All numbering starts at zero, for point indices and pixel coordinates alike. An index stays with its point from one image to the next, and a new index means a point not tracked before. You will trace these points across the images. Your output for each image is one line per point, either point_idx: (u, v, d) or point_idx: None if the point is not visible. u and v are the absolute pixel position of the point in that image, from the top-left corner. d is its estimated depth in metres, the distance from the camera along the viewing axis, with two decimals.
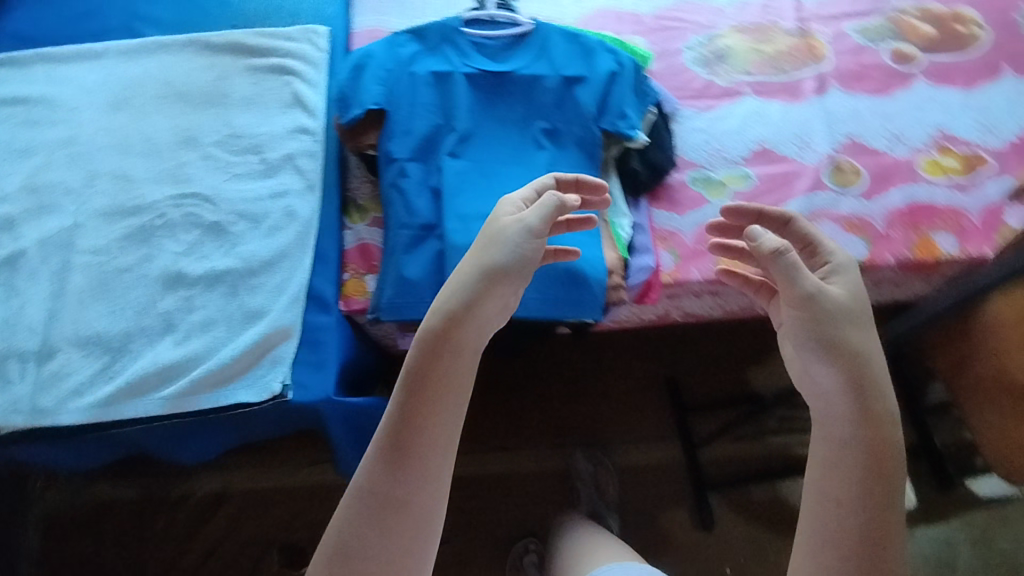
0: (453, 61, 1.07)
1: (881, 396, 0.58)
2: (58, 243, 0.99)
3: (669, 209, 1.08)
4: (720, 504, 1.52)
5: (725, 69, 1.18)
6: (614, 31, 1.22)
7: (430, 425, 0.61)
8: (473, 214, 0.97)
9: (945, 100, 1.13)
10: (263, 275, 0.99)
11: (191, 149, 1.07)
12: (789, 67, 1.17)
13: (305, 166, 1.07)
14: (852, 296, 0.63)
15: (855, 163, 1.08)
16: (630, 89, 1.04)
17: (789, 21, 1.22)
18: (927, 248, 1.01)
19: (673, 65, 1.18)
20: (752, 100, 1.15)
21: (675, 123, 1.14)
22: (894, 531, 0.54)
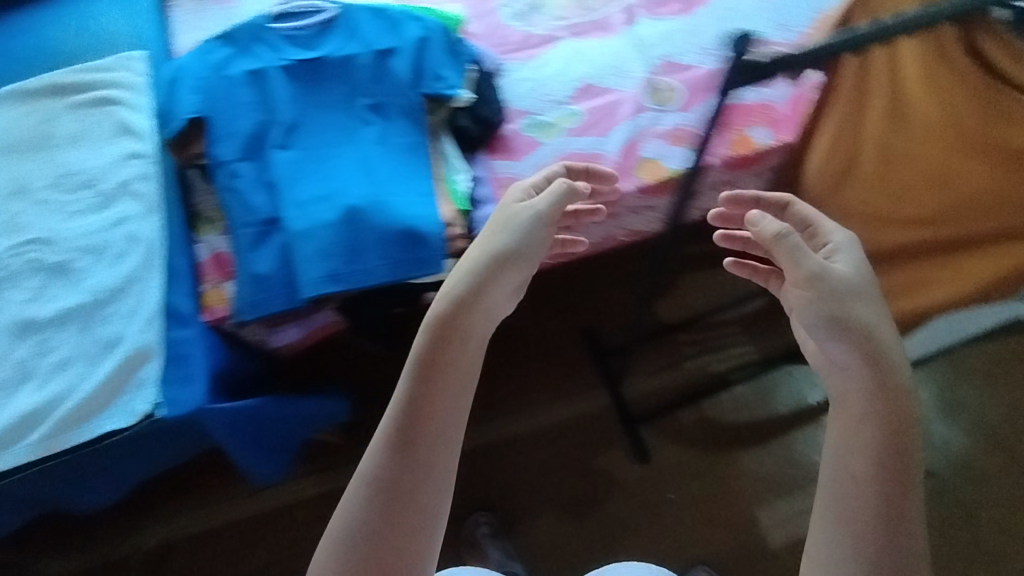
0: (265, 57, 0.97)
1: (899, 368, 0.50)
2: None
3: (502, 158, 0.97)
4: (651, 435, 1.59)
5: (540, 19, 1.06)
6: None
7: (440, 410, 0.56)
8: (312, 199, 0.87)
9: (743, 6, 1.04)
10: (113, 303, 0.89)
11: (21, 199, 0.94)
12: (598, 4, 1.06)
13: (142, 189, 0.95)
14: (858, 274, 0.54)
15: (671, 81, 0.99)
16: (442, 53, 0.96)
17: None
18: (744, 145, 0.98)
19: (491, 23, 1.06)
20: (569, 43, 1.04)
21: (500, 79, 1.02)
22: (909, 512, 0.47)
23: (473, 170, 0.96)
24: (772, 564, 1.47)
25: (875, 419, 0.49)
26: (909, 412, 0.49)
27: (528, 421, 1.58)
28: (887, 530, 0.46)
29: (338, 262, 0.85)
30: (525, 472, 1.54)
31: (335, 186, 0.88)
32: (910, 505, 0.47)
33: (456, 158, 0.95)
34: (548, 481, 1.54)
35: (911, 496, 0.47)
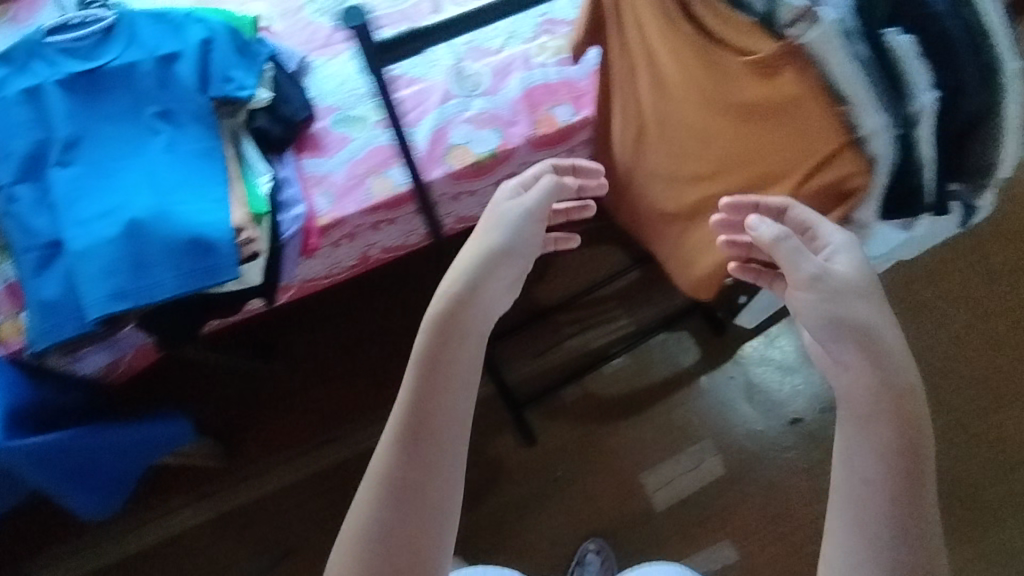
0: (44, 74, 0.93)
1: (902, 369, 0.53)
2: None
3: (312, 154, 0.99)
4: (536, 417, 1.63)
5: (347, 14, 1.09)
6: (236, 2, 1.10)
7: (447, 407, 0.59)
8: (92, 217, 0.85)
9: None
10: None
11: None
12: None
13: None
14: (859, 270, 0.58)
15: (478, 66, 1.05)
16: (230, 51, 0.94)
17: None
18: (547, 122, 1.00)
19: (295, 23, 1.08)
20: (378, 34, 1.08)
21: (307, 75, 1.04)
22: (929, 511, 0.50)
23: (278, 171, 0.96)
24: (658, 526, 1.53)
25: (883, 421, 0.52)
26: (919, 413, 0.52)
27: None
28: (913, 530, 0.49)
29: (123, 279, 0.82)
30: None
31: (120, 200, 0.86)
32: (925, 504, 0.50)
33: (259, 161, 0.94)
34: None
35: (923, 496, 0.50)
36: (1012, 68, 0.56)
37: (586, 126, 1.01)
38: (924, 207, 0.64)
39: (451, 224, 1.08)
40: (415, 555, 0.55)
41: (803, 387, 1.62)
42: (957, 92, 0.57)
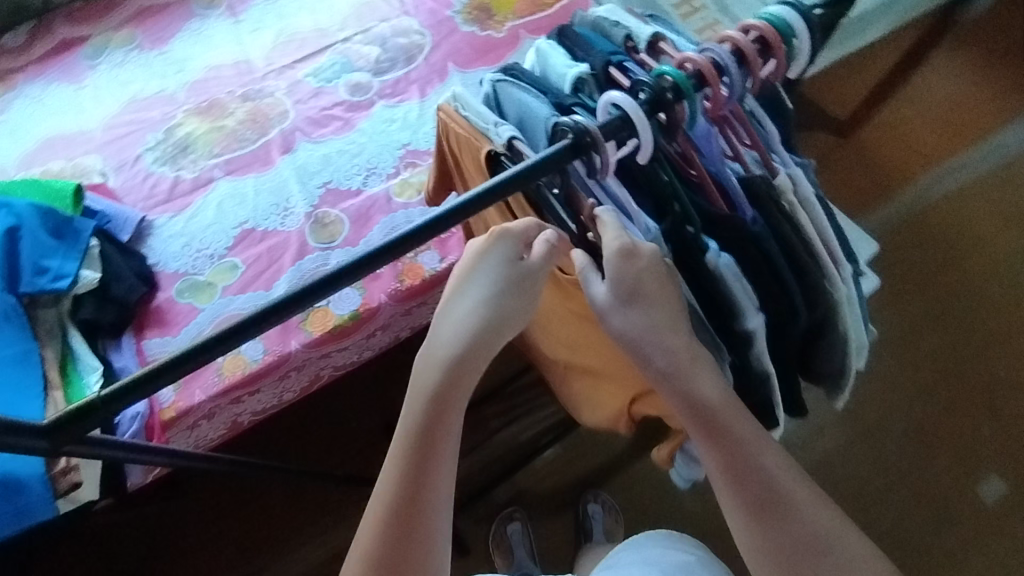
0: None
1: (684, 349, 0.49)
2: None
3: (154, 332, 0.89)
4: (467, 522, 1.55)
5: (190, 160, 1.01)
6: (65, 158, 1.01)
7: (439, 468, 0.48)
8: None
9: (407, 114, 1.03)
10: None
11: None
12: (253, 134, 1.02)
13: None
14: (614, 289, 0.49)
15: (337, 213, 0.96)
16: (42, 236, 0.84)
17: (256, 80, 1.07)
18: (414, 273, 0.93)
19: (132, 177, 0.99)
20: (224, 183, 0.99)
21: (148, 238, 0.95)
22: (769, 468, 0.46)
23: (115, 361, 0.87)
24: None
25: (690, 409, 0.48)
26: (710, 393, 0.48)
27: None
28: (769, 507, 0.45)
29: None
30: None
31: None
32: (766, 466, 0.46)
33: (90, 354, 0.84)
34: None
35: (761, 467, 0.46)
36: (838, 287, 0.55)
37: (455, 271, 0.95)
38: (777, 419, 0.61)
39: (330, 376, 0.99)
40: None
41: None
42: (785, 316, 0.55)
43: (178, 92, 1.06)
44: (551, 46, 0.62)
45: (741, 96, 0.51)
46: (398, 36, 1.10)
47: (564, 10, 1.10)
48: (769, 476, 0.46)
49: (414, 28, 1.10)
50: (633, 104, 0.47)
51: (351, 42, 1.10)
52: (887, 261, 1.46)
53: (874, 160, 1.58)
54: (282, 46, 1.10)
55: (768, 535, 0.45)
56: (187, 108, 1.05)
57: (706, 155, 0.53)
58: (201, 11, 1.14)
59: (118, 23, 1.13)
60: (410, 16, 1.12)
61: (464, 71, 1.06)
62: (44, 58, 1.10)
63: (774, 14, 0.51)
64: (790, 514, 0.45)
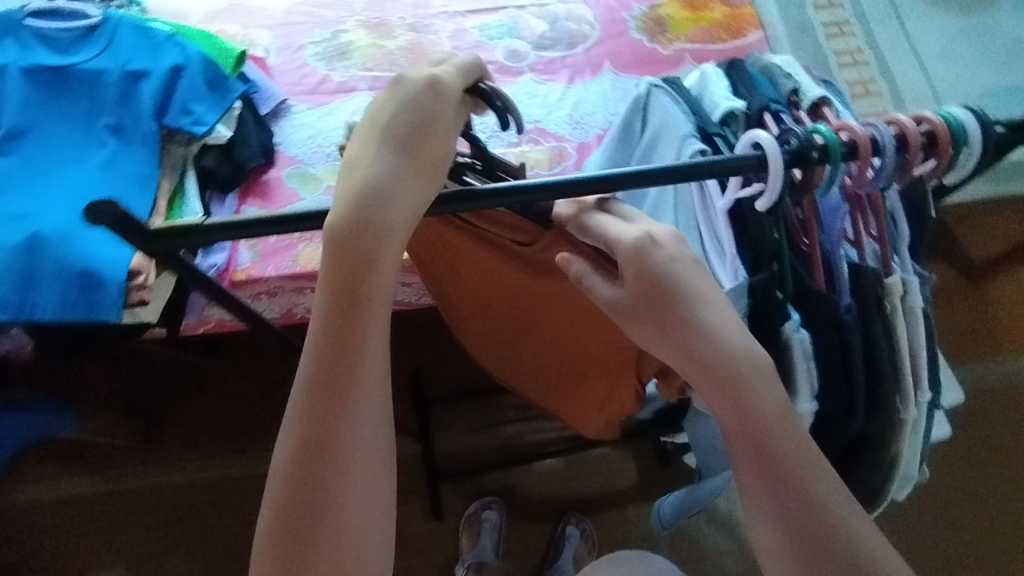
0: (10, 54, 0.90)
1: (746, 357, 0.41)
2: None
3: (256, 202, 0.95)
4: (450, 492, 1.57)
5: (344, 65, 1.08)
6: (241, 25, 1.10)
7: (360, 360, 0.39)
8: (6, 216, 0.83)
9: (552, 93, 1.06)
10: None
11: None
12: (406, 63, 1.08)
13: None
14: (644, 288, 0.43)
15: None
16: (199, 84, 0.92)
17: (424, 16, 1.12)
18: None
19: (290, 61, 1.07)
20: (365, 96, 1.05)
21: (282, 119, 1.02)
22: (826, 509, 0.39)
23: (214, 213, 0.94)
24: None
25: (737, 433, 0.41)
26: (769, 408, 0.41)
27: None
28: (838, 557, 0.38)
29: (7, 291, 0.80)
30: None
31: (37, 206, 0.84)
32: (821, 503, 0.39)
33: (198, 199, 0.92)
34: None
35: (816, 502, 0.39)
36: (908, 409, 0.53)
37: None
38: None
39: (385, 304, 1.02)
40: (346, 546, 0.38)
41: (730, 549, 1.50)
42: (840, 416, 0.53)
43: (356, 2, 1.13)
44: (717, 75, 0.62)
45: (887, 183, 0.46)
46: (569, 20, 1.12)
47: (737, 50, 1.09)
48: (836, 515, 0.39)
49: (589, 18, 1.12)
50: (776, 148, 0.43)
51: (524, 11, 1.12)
52: (967, 420, 1.35)
53: (994, 315, 1.47)
54: None
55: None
56: (358, 19, 1.12)
57: (826, 230, 0.50)
58: None
59: None
60: (587, 6, 1.13)
61: (620, 76, 1.07)
62: None
63: (954, 113, 0.46)
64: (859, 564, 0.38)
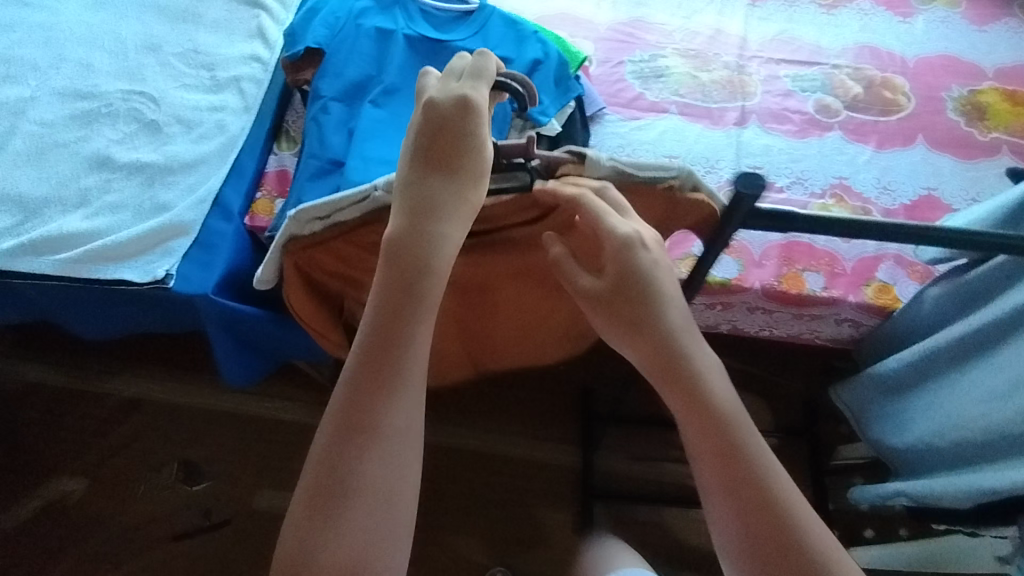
0: (399, 23, 1.03)
1: (700, 360, 0.56)
2: (11, 109, 1.02)
3: None
4: (604, 515, 1.52)
5: (658, 87, 1.13)
6: (568, 32, 1.17)
7: (415, 353, 0.58)
8: (376, 158, 0.93)
9: (858, 155, 1.06)
10: (180, 174, 0.97)
11: (152, 55, 1.08)
12: (718, 96, 1.12)
13: (248, 90, 1.05)
14: (620, 275, 0.57)
15: (752, 195, 1.02)
16: (550, 81, 1.00)
17: (733, 56, 1.16)
18: (795, 283, 0.95)
19: (610, 74, 1.14)
20: (674, 119, 1.10)
21: (596, 124, 1.09)
22: (759, 490, 0.51)
23: None
24: None
25: (693, 419, 0.54)
26: (719, 393, 0.54)
27: (487, 443, 1.58)
28: (778, 531, 0.50)
29: None
30: (462, 488, 1.54)
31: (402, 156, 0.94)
32: (761, 487, 0.51)
33: None
34: (486, 511, 1.52)
35: (762, 484, 0.51)
36: None
37: (828, 303, 0.95)
38: None
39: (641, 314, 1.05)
40: (373, 508, 0.54)
41: None
42: None
43: (675, 31, 1.18)
44: None
45: None
46: (882, 87, 1.13)
47: None
48: (760, 482, 0.51)
49: (907, 91, 1.12)
50: None
51: (840, 71, 1.14)
52: None
53: None
54: (776, 43, 1.17)
55: (753, 555, 0.50)
56: (677, 48, 1.17)
57: None
58: None
59: None
60: (904, 78, 1.14)
61: (934, 153, 1.06)
62: None
63: None
64: (783, 523, 0.50)
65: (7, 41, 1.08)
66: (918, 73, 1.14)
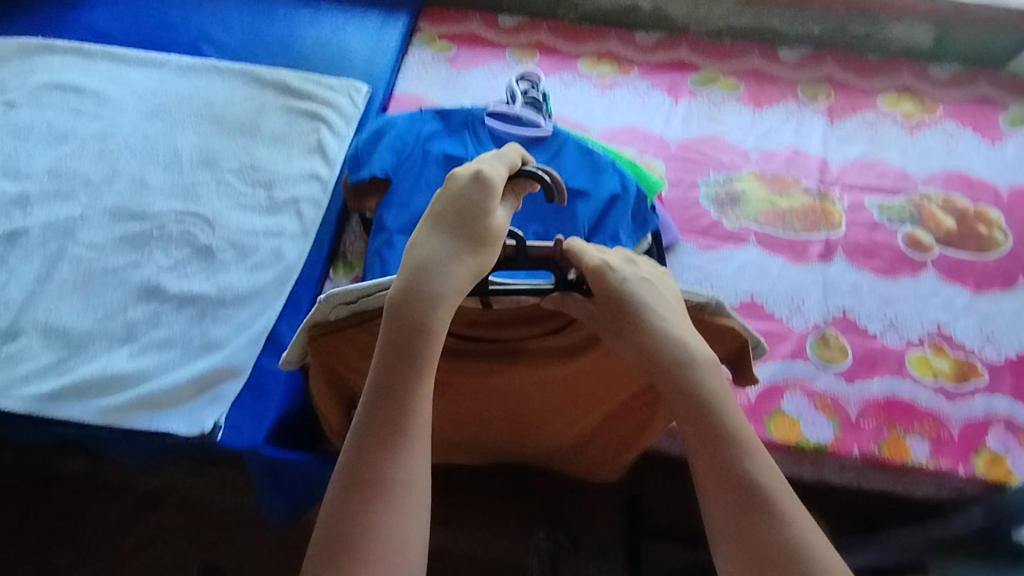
0: (468, 148, 0.98)
1: (689, 356, 0.55)
2: (60, 230, 0.97)
3: None
4: None
5: (735, 213, 1.06)
6: (636, 150, 1.12)
7: (422, 405, 0.52)
8: None
9: (956, 297, 0.98)
10: (233, 307, 0.92)
11: (208, 171, 1.04)
12: (800, 226, 1.05)
13: (306, 212, 1.00)
14: (602, 297, 0.57)
15: (843, 340, 0.94)
16: (629, 215, 0.94)
17: (812, 180, 1.10)
18: (898, 450, 0.87)
19: (683, 198, 1.08)
20: (754, 250, 1.03)
21: (672, 255, 1.02)
22: (750, 473, 0.51)
23: None
24: None
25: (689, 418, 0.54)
26: (708, 386, 0.54)
27: None
28: (770, 518, 0.49)
29: None
30: None
31: None
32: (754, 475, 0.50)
33: None
34: None
35: (751, 476, 0.50)
36: None
37: (935, 474, 0.86)
38: None
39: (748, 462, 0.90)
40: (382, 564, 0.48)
41: None
42: None
43: (751, 151, 1.13)
44: None
45: None
46: (975, 220, 1.05)
47: None
48: (750, 484, 0.50)
49: (1003, 225, 1.05)
50: None
51: (930, 200, 1.07)
52: None
53: None
54: (858, 168, 1.11)
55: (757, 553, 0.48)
56: (753, 169, 1.11)
57: None
58: (805, 101, 1.18)
59: (730, 70, 1.23)
60: (1000, 210, 1.06)
61: None
62: (661, 63, 1.24)
63: None
64: (767, 520, 0.49)
65: (60, 153, 1.05)
66: (1015, 205, 1.07)
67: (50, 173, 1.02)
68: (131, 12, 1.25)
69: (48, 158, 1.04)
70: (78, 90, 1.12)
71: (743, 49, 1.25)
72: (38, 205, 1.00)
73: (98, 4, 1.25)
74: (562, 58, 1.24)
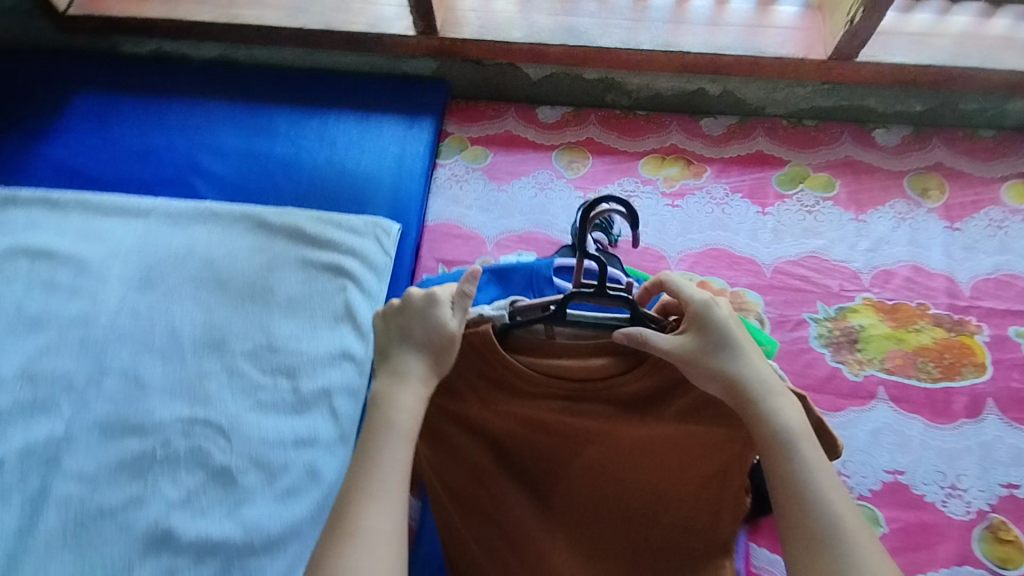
0: None
1: (773, 390, 0.52)
2: (43, 458, 0.78)
3: (772, 546, 0.77)
4: None
5: (856, 357, 0.88)
6: (726, 282, 0.94)
7: (398, 464, 0.48)
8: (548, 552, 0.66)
9: None
10: (264, 556, 0.73)
11: (215, 357, 0.85)
12: (937, 371, 0.87)
13: (342, 407, 0.82)
14: (700, 330, 0.53)
15: (1017, 532, 0.77)
16: None
17: (942, 307, 0.91)
18: None
19: (790, 343, 0.89)
20: (886, 409, 0.85)
21: None
22: (830, 502, 0.47)
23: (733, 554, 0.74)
24: None
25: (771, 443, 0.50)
26: (790, 420, 0.51)
27: None
28: (840, 547, 0.45)
29: None
30: None
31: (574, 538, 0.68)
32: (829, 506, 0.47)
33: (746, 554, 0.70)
34: None
35: (827, 505, 0.47)
36: None
37: None
38: None
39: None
40: None
41: None
42: None
43: (862, 272, 0.94)
44: None
45: None
46: None
47: None
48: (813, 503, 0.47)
49: None
50: None
51: None
52: None
53: None
54: (993, 285, 0.93)
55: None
56: (868, 296, 0.93)
57: None
58: (916, 198, 1.00)
59: (821, 162, 1.04)
60: None
61: None
62: (738, 158, 1.05)
63: None
64: (837, 552, 0.45)
65: (34, 348, 0.85)
66: None
67: (24, 378, 0.83)
68: (104, 139, 1.04)
69: (19, 355, 0.85)
70: (49, 255, 0.92)
71: (832, 134, 1.06)
72: (11, 424, 0.80)
73: (65, 133, 1.04)
74: (621, 160, 1.05)
